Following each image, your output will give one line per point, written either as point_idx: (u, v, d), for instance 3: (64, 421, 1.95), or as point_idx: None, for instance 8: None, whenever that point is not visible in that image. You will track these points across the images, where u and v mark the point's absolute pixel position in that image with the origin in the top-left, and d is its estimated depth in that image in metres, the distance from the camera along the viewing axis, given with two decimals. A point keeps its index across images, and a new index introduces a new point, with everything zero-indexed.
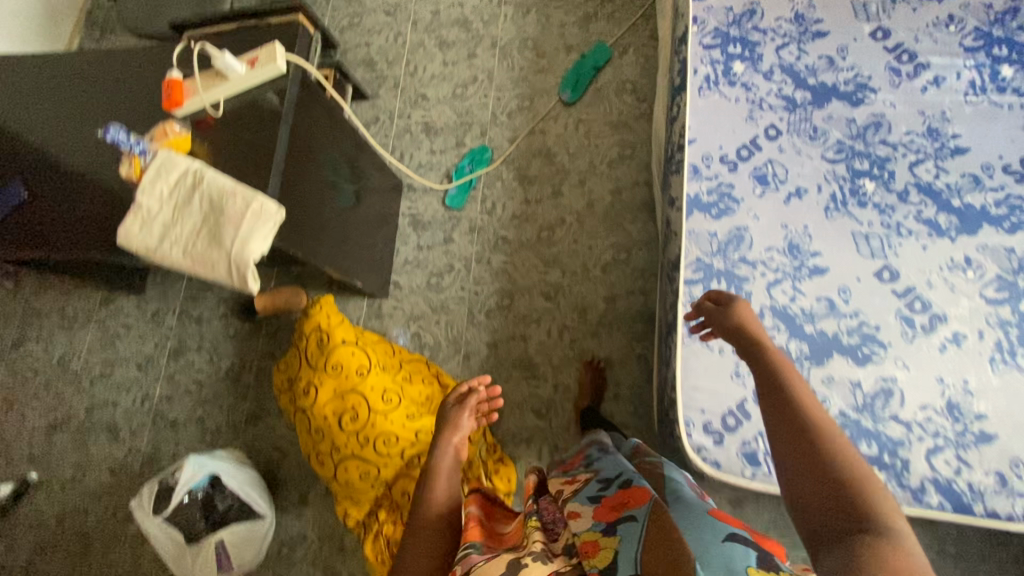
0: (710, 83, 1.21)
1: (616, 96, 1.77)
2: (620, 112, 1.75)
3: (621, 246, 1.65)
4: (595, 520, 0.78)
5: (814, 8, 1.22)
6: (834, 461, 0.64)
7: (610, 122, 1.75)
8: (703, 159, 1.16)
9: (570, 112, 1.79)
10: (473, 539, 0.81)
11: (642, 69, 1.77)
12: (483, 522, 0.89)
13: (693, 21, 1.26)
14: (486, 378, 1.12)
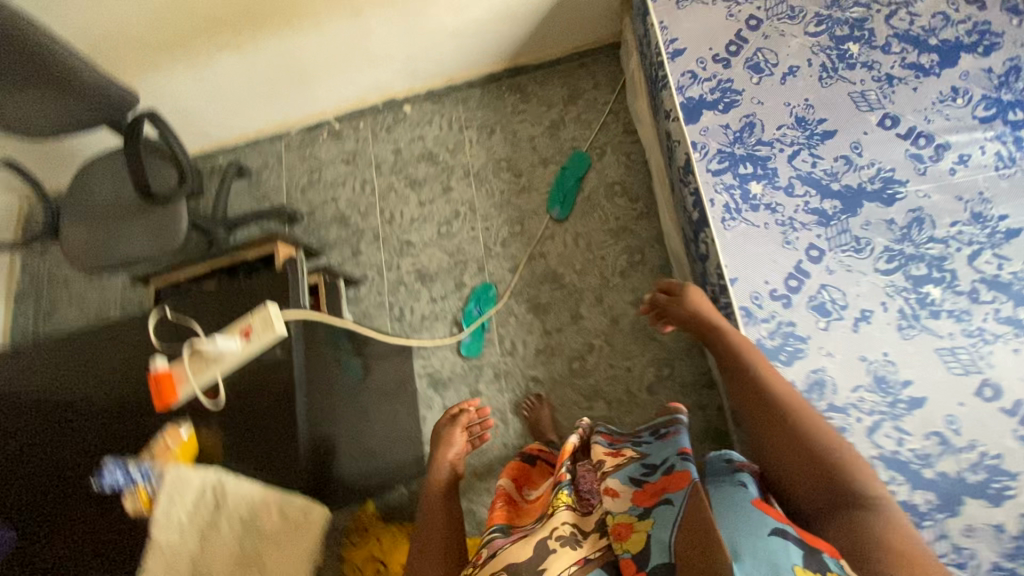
0: (733, 212, 1.13)
1: (608, 201, 1.69)
2: (617, 217, 1.68)
3: (661, 361, 1.53)
4: (632, 502, 0.77)
5: (813, 109, 1.17)
6: (801, 429, 0.80)
7: (610, 229, 1.67)
8: (754, 300, 1.07)
9: (565, 228, 1.70)
10: (496, 528, 0.88)
11: (627, 167, 1.70)
12: (505, 512, 0.95)
13: (693, 148, 1.18)
14: (474, 402, 1.15)
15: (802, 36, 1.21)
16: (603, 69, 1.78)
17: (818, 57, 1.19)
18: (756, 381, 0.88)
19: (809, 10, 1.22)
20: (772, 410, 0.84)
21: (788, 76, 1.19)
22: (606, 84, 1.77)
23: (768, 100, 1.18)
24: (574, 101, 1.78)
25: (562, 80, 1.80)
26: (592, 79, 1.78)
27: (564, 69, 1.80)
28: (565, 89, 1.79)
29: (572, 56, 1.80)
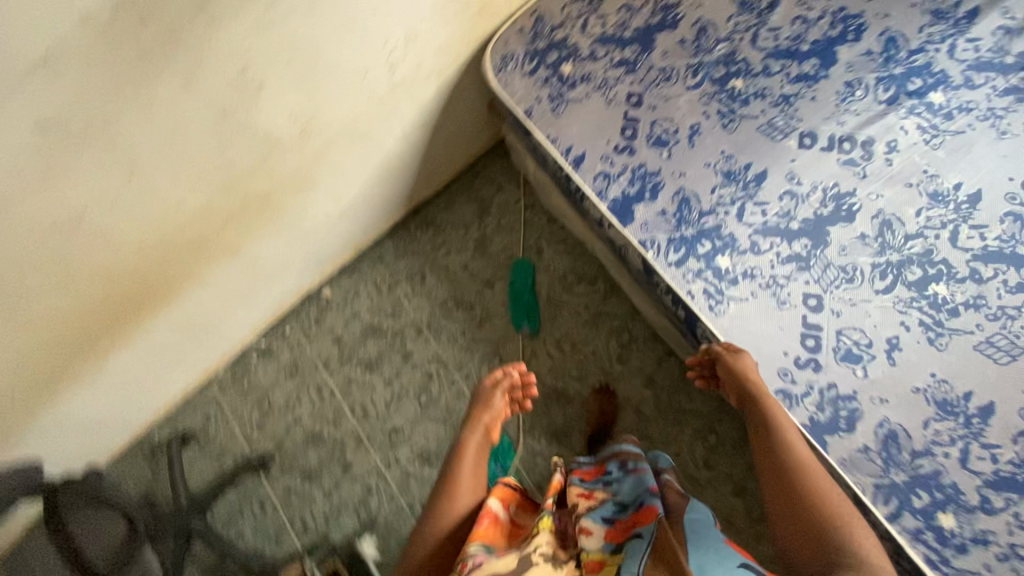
0: (716, 296, 1.06)
1: (569, 294, 1.63)
2: (586, 306, 1.61)
3: (703, 428, 1.45)
4: (601, 538, 0.81)
5: (733, 158, 1.12)
6: (813, 486, 0.79)
7: (586, 321, 1.60)
8: (786, 378, 1.00)
9: (543, 339, 1.61)
10: (478, 545, 0.80)
11: (569, 254, 1.66)
12: (494, 529, 0.85)
13: (645, 248, 1.11)
14: (521, 365, 1.12)
15: (686, 92, 1.16)
16: (498, 173, 1.76)
17: (711, 107, 1.15)
18: (775, 436, 0.87)
19: (678, 64, 1.18)
20: (798, 483, 0.80)
21: (694, 137, 1.14)
22: (508, 185, 1.74)
23: (688, 168, 1.13)
24: (488, 214, 1.73)
25: (465, 199, 1.75)
26: (492, 186, 1.75)
27: (461, 188, 1.76)
28: (473, 206, 1.74)
29: (463, 175, 1.76)
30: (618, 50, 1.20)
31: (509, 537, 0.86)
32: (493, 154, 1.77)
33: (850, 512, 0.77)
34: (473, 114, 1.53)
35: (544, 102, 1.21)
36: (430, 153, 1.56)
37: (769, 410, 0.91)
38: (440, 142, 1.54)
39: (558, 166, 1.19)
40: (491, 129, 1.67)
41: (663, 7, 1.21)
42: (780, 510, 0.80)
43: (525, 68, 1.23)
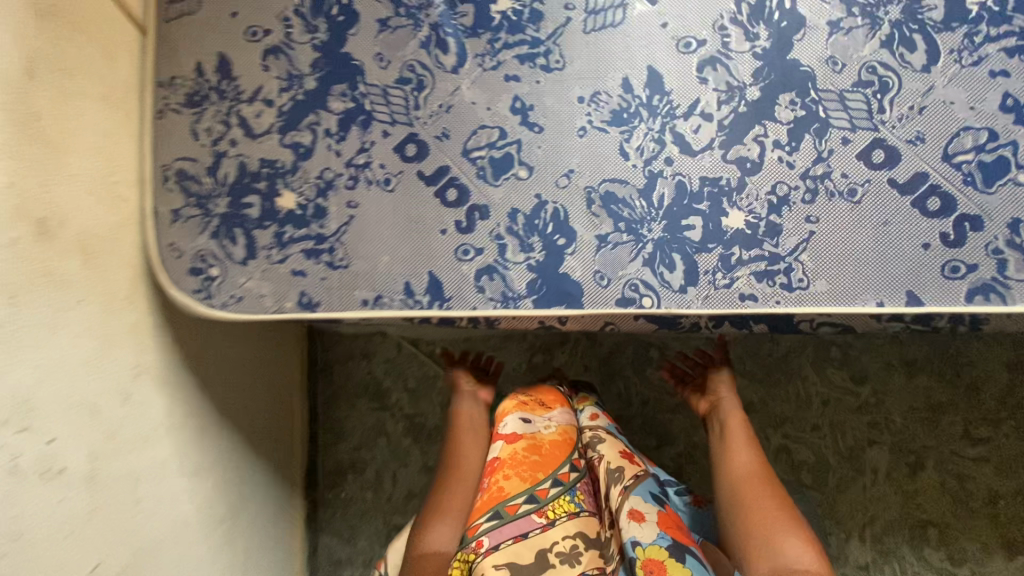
0: (777, 265, 0.62)
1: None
2: (583, 368, 1.14)
3: (821, 354, 1.08)
4: (659, 527, 0.69)
5: (600, 92, 0.66)
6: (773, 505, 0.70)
7: (600, 382, 1.13)
8: (962, 270, 0.59)
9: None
10: (487, 511, 0.71)
11: (509, 339, 1.15)
12: (499, 479, 0.75)
13: (634, 301, 0.64)
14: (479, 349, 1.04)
15: (459, 76, 0.68)
16: (347, 344, 1.20)
17: (507, 62, 0.68)
18: (743, 465, 0.76)
19: (412, 55, 0.69)
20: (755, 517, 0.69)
21: (530, 115, 0.67)
22: (372, 344, 1.19)
23: (568, 156, 0.66)
24: (386, 393, 1.18)
25: (347, 406, 1.19)
26: (358, 364, 1.19)
27: (331, 400, 1.19)
28: (364, 404, 1.18)
29: (315, 386, 1.19)
30: (323, 111, 0.69)
31: (520, 475, 0.75)
32: (318, 332, 1.20)
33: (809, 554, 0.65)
34: (247, 340, 0.96)
35: (311, 265, 0.68)
36: (252, 428, 0.98)
37: (729, 448, 0.79)
38: (246, 408, 0.96)
39: (419, 318, 0.68)
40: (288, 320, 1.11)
41: (314, 8, 0.70)
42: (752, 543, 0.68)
43: (239, 253, 0.69)
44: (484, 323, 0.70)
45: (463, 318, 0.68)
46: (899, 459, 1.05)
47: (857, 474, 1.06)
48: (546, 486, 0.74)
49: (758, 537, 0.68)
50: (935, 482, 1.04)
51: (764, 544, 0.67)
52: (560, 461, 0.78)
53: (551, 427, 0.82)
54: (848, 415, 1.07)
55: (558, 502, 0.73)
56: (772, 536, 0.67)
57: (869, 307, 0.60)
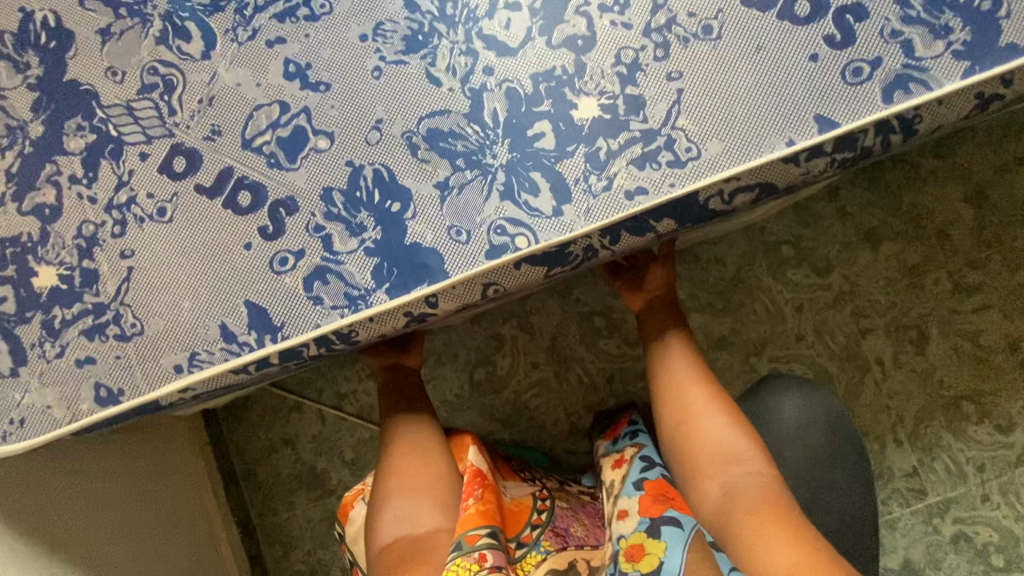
0: (656, 141, 0.49)
1: (505, 387, 0.99)
2: (531, 366, 0.99)
3: (774, 258, 0.95)
4: (638, 515, 0.58)
5: (384, 22, 0.52)
6: (722, 420, 0.64)
7: (555, 375, 0.98)
8: (866, 70, 0.48)
9: (563, 450, 0.98)
10: (485, 524, 0.57)
11: (440, 365, 1.00)
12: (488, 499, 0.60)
13: (508, 245, 0.49)
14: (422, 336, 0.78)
15: (211, 61, 0.55)
16: (263, 437, 1.00)
17: (265, 27, 0.54)
18: (688, 377, 0.68)
19: (149, 56, 0.56)
20: (705, 432, 0.63)
21: (309, 75, 0.52)
22: (290, 427, 1.00)
23: (370, 105, 0.51)
24: (324, 477, 0.99)
25: (285, 507, 0.99)
26: (283, 455, 1.00)
27: (265, 506, 0.99)
28: (303, 498, 0.99)
29: (242, 495, 1.00)
30: (60, 157, 0.55)
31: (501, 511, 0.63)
32: (229, 433, 1.02)
33: (762, 464, 0.60)
34: (119, 466, 0.81)
35: (97, 346, 0.52)
36: (167, 564, 0.81)
37: (670, 359, 0.70)
38: (146, 543, 0.80)
39: (252, 364, 0.51)
40: (178, 424, 0.95)
41: (17, 43, 0.56)
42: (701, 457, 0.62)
43: (7, 363, 0.53)
44: (339, 343, 0.52)
45: (309, 345, 0.51)
46: (900, 340, 0.93)
47: (864, 372, 0.93)
48: (514, 543, 0.63)
49: (708, 451, 0.62)
50: (947, 350, 0.92)
51: (716, 464, 0.61)
52: (523, 522, 0.66)
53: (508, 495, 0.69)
54: (827, 312, 0.94)
55: (526, 561, 0.62)
56: (723, 450, 0.61)
57: (780, 149, 0.47)
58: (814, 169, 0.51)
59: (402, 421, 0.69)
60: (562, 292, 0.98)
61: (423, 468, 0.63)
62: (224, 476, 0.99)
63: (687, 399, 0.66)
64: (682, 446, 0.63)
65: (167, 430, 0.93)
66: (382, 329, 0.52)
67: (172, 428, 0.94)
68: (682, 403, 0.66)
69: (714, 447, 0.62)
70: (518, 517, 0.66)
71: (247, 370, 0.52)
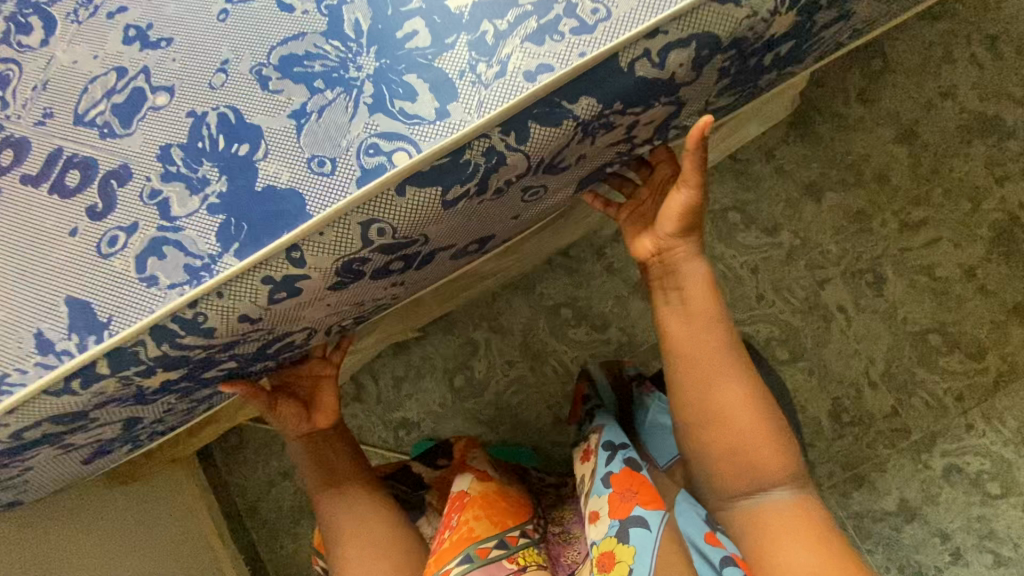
0: (553, 10, 0.39)
1: (485, 390, 0.91)
2: (507, 365, 0.91)
3: (724, 225, 0.92)
4: (608, 517, 0.51)
5: None
6: (760, 423, 0.50)
7: (532, 370, 0.91)
8: None
9: (549, 444, 0.90)
10: (459, 551, 0.51)
11: (420, 378, 0.92)
12: (470, 518, 0.54)
13: (383, 165, 0.39)
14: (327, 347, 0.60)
15: (50, 47, 0.44)
16: (261, 473, 0.93)
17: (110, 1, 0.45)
18: (717, 368, 0.51)
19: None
20: (736, 437, 0.50)
21: (151, 33, 0.42)
22: (287, 459, 0.92)
23: (211, 46, 0.41)
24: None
25: (291, 539, 0.92)
26: (282, 488, 0.92)
27: (272, 540, 0.92)
28: (307, 527, 0.92)
29: (247, 533, 0.92)
30: None
31: (490, 516, 0.55)
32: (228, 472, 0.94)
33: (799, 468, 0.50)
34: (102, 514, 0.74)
35: None
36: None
37: (698, 341, 0.51)
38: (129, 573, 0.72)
39: (74, 377, 0.40)
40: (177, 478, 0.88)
41: None
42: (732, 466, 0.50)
43: None
44: (189, 335, 0.41)
45: (144, 342, 0.40)
46: (857, 284, 0.90)
47: (828, 321, 0.90)
48: (516, 532, 0.55)
49: (742, 457, 0.50)
50: (906, 287, 0.89)
51: (751, 471, 0.49)
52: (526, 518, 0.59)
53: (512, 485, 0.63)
54: (783, 269, 0.91)
55: (529, 553, 0.54)
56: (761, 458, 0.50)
57: None
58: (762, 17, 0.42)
59: (336, 492, 0.59)
60: (524, 290, 0.91)
61: (374, 550, 0.56)
62: (225, 515, 0.91)
63: (717, 397, 0.50)
64: (710, 453, 0.51)
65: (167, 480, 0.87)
66: (238, 309, 0.41)
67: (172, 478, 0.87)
68: (711, 404, 0.50)
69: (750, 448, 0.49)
70: (514, 512, 0.58)
71: (72, 388, 0.41)
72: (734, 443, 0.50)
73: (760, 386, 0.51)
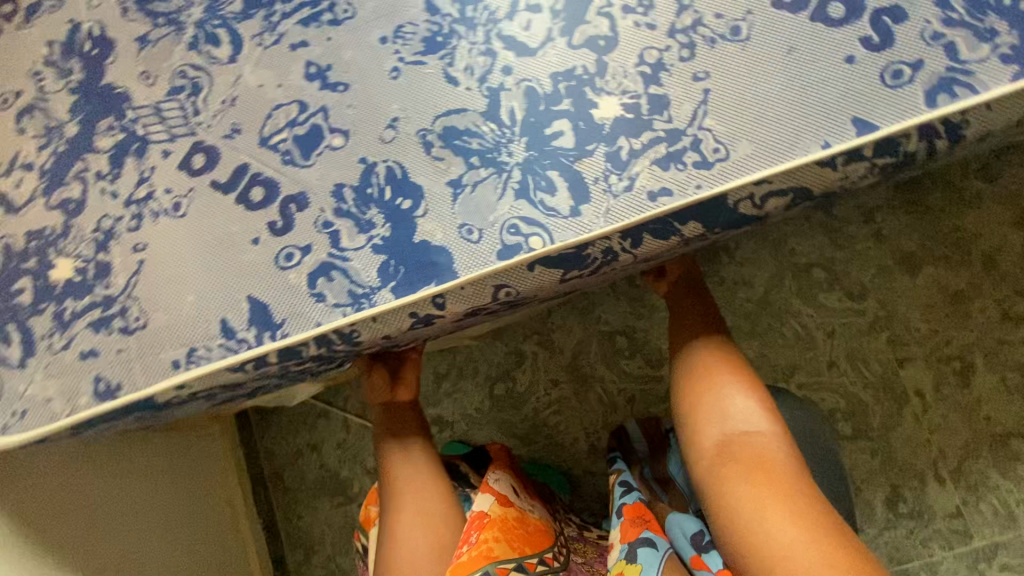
0: (681, 141, 0.46)
1: (525, 403, 0.96)
2: (551, 384, 0.95)
3: (804, 283, 0.91)
4: (620, 543, 0.59)
5: (404, 24, 0.52)
6: (732, 393, 0.56)
7: (575, 393, 0.95)
8: (907, 72, 0.44)
9: (588, 468, 0.94)
10: (477, 568, 0.54)
11: (461, 378, 0.99)
12: (489, 535, 0.58)
13: (521, 245, 0.47)
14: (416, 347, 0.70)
15: (237, 64, 0.55)
16: (292, 442, 1.05)
17: (289, 31, 0.55)
18: (701, 356, 0.60)
19: (180, 60, 0.57)
20: (711, 404, 0.56)
21: (329, 76, 0.53)
22: (316, 434, 1.05)
23: (386, 104, 0.51)
24: (347, 483, 1.02)
25: (309, 512, 1.03)
26: (309, 459, 1.04)
27: (290, 511, 1.04)
28: (325, 503, 1.03)
29: (269, 500, 1.05)
30: (90, 155, 0.56)
31: (510, 539, 0.59)
32: (259, 438, 1.07)
33: (768, 426, 0.54)
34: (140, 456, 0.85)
35: (102, 339, 0.50)
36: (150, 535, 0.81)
37: (687, 341, 0.62)
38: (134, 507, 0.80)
39: (249, 362, 0.48)
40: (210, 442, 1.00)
41: (64, 51, 0.60)
42: (704, 428, 0.55)
43: (16, 354, 0.52)
44: (342, 343, 0.49)
45: (308, 344, 0.48)
46: (940, 372, 0.87)
47: (902, 404, 0.87)
48: (534, 559, 0.60)
49: (715, 419, 0.55)
50: (995, 383, 0.85)
51: (720, 430, 0.55)
52: (542, 544, 0.63)
53: (536, 509, 0.68)
54: (861, 339, 0.89)
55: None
56: (730, 417, 0.55)
57: (814, 152, 0.44)
58: (854, 173, 0.47)
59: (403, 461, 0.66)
60: (584, 309, 0.95)
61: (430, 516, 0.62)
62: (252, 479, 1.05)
63: (695, 375, 0.58)
64: (687, 419, 0.57)
65: (205, 445, 0.98)
66: (386, 330, 0.50)
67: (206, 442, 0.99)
68: (688, 381, 0.59)
69: (715, 412, 0.56)
70: (536, 532, 0.63)
71: (245, 369, 0.48)
72: (706, 410, 0.56)
73: (738, 365, 0.58)
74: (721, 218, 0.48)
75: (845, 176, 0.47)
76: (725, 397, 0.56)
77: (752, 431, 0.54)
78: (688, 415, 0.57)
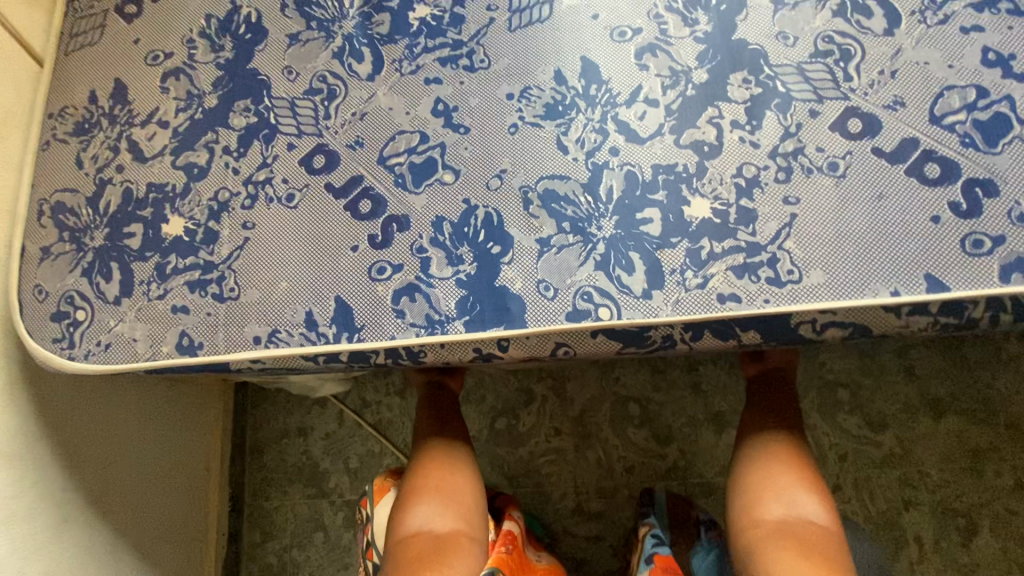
0: (758, 255, 0.50)
1: (522, 445, 0.98)
2: (553, 433, 0.97)
3: (829, 400, 0.92)
4: None
5: (531, 87, 0.58)
6: (804, 484, 0.60)
7: (575, 449, 0.96)
8: (987, 243, 0.48)
9: (571, 525, 0.94)
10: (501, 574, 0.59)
11: (466, 402, 1.00)
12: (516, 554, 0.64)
13: (589, 311, 0.51)
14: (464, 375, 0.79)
15: (374, 83, 0.61)
16: (281, 421, 1.02)
17: (427, 66, 0.60)
18: (781, 444, 0.63)
19: (323, 65, 0.62)
20: (779, 484, 0.60)
21: (453, 116, 0.58)
22: (309, 419, 1.01)
23: (498, 156, 0.56)
24: (324, 476, 0.99)
25: (278, 496, 0.99)
26: (293, 443, 1.01)
27: (259, 489, 1.00)
28: (297, 492, 0.99)
29: (241, 472, 1.00)
30: (221, 128, 0.62)
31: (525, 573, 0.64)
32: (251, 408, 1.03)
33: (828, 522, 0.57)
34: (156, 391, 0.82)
35: (194, 299, 0.56)
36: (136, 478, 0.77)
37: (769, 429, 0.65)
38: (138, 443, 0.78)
39: (322, 355, 0.54)
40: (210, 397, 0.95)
41: (220, 28, 0.65)
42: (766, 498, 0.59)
43: (114, 291, 0.58)
44: (405, 359, 0.55)
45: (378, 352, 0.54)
46: (946, 525, 0.87)
47: (900, 547, 0.87)
48: None
49: (781, 496, 0.59)
50: (995, 551, 0.85)
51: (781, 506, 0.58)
52: None
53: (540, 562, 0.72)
54: (874, 470, 0.89)
55: None
56: (795, 499, 0.59)
57: (882, 297, 0.47)
58: (914, 325, 0.50)
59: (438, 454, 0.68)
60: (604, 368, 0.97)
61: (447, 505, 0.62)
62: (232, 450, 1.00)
63: (771, 457, 0.62)
64: (752, 487, 0.61)
65: (206, 397, 0.94)
66: (447, 357, 0.55)
67: (206, 390, 0.94)
68: (763, 460, 0.62)
69: (781, 492, 0.59)
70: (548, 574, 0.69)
71: (316, 360, 0.55)
72: (774, 487, 0.60)
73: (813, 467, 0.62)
74: (775, 334, 0.51)
75: (904, 325, 0.50)
76: (797, 484, 0.60)
77: (812, 522, 0.57)
78: (754, 485, 0.61)
